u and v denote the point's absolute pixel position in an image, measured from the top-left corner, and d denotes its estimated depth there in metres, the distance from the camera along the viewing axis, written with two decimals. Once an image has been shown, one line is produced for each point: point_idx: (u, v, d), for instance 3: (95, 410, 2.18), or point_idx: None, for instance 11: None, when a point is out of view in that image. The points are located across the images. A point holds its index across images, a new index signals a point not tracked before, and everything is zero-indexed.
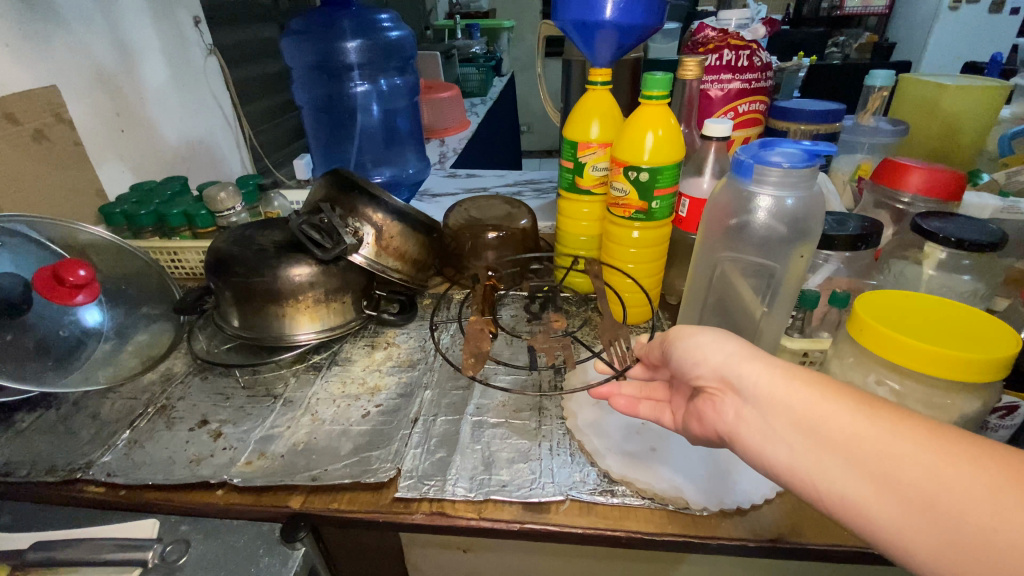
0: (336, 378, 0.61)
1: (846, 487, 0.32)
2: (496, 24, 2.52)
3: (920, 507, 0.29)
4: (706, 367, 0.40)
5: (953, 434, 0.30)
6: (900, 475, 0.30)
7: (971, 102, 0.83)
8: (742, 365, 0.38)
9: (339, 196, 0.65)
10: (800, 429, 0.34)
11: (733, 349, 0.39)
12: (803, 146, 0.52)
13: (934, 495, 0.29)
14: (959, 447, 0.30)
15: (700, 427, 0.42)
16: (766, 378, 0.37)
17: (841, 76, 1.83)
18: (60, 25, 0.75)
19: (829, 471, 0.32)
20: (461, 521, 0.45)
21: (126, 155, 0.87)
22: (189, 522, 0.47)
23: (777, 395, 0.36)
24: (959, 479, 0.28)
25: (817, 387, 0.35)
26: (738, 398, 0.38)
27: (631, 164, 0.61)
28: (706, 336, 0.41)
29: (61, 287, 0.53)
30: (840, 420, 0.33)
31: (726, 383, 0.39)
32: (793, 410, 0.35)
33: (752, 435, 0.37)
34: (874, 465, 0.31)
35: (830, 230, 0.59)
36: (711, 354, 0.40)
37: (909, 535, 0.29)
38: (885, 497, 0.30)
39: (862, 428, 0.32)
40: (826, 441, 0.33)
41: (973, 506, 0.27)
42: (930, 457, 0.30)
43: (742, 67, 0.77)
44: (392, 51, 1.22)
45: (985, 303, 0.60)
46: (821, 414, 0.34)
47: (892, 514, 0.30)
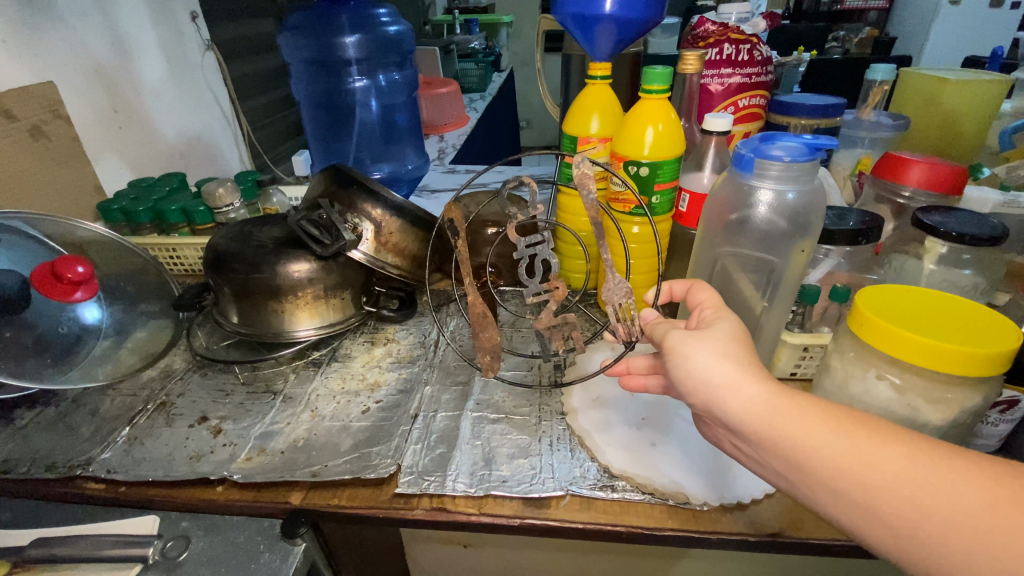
0: (336, 374, 0.61)
1: (837, 512, 0.32)
2: (496, 19, 2.52)
3: (906, 534, 0.30)
4: (693, 398, 0.38)
5: (933, 454, 0.30)
6: (884, 508, 0.30)
7: (972, 95, 0.83)
8: (729, 398, 0.35)
9: (338, 192, 0.65)
10: (788, 462, 0.34)
11: (726, 376, 0.35)
12: (804, 139, 0.52)
13: (918, 524, 0.29)
14: (938, 469, 0.29)
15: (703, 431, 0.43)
16: (750, 415, 0.34)
17: (841, 70, 1.83)
18: (57, 20, 0.74)
19: (820, 499, 0.33)
20: (461, 516, 0.45)
21: (123, 151, 0.87)
22: (189, 518, 0.47)
23: (763, 431, 0.34)
24: (940, 507, 0.29)
25: (801, 415, 0.33)
26: (727, 427, 0.36)
27: (631, 158, 0.61)
28: (687, 363, 0.37)
29: (59, 283, 0.53)
30: (824, 456, 0.32)
31: (714, 415, 0.37)
32: (779, 445, 0.34)
33: (750, 454, 0.37)
34: (859, 497, 0.31)
35: (831, 225, 0.59)
36: (701, 380, 0.36)
37: (898, 554, 0.31)
38: (873, 526, 0.31)
39: (847, 463, 0.31)
40: (813, 475, 0.32)
41: (954, 535, 0.28)
42: (912, 487, 0.30)
43: (742, 61, 0.76)
44: (391, 46, 1.21)
45: (987, 297, 0.60)
46: (805, 449, 0.33)
47: (881, 538, 0.31)
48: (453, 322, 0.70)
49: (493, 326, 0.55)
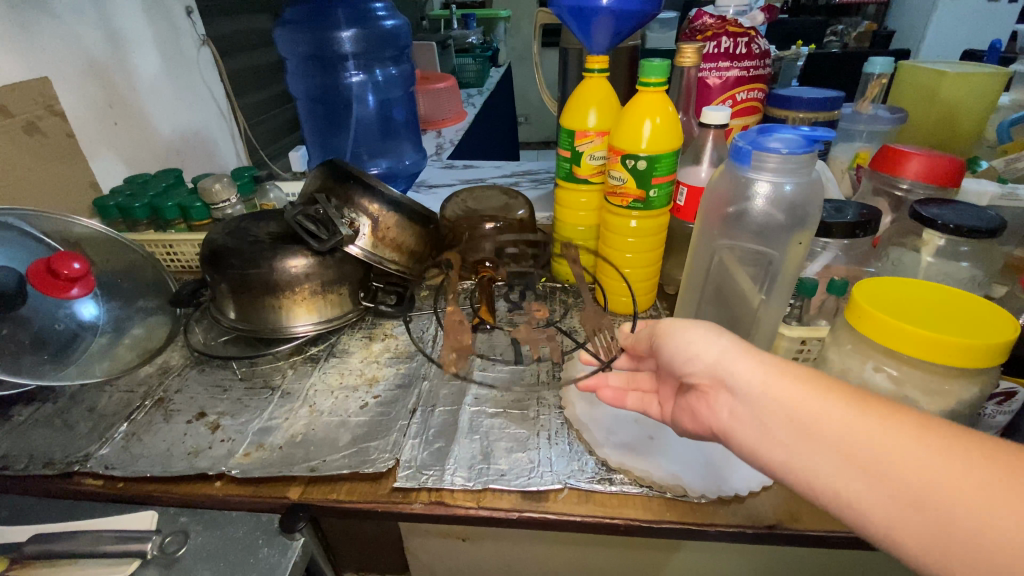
0: (334, 370, 0.61)
1: (837, 480, 0.32)
2: (495, 13, 2.51)
3: (910, 501, 0.30)
4: (702, 365, 0.41)
5: (940, 428, 0.31)
6: (890, 470, 0.31)
7: (970, 88, 0.83)
8: (735, 362, 0.39)
9: (335, 186, 0.64)
10: (794, 428, 0.35)
11: (725, 347, 0.40)
12: (801, 131, 0.51)
13: (923, 489, 0.30)
14: (944, 437, 0.31)
15: (693, 423, 0.43)
16: (756, 377, 0.38)
17: (841, 63, 1.83)
18: (51, 15, 0.74)
19: (821, 467, 0.33)
20: (460, 509, 0.45)
21: (118, 147, 0.86)
22: (188, 513, 0.47)
23: (770, 394, 0.36)
24: (947, 470, 0.29)
25: (809, 381, 0.36)
26: (731, 396, 0.39)
27: (628, 152, 0.60)
28: (699, 334, 0.42)
29: (56, 280, 0.52)
30: (830, 417, 0.34)
31: (721, 381, 0.39)
32: (784, 406, 0.36)
33: (745, 431, 0.37)
34: (865, 460, 0.32)
35: (829, 218, 0.59)
36: (706, 351, 0.41)
37: (899, 528, 0.30)
38: (875, 493, 0.31)
39: (855, 426, 0.33)
40: (819, 438, 0.34)
41: (962, 499, 0.28)
42: (917, 450, 0.31)
43: (740, 54, 0.76)
44: (387, 40, 1.20)
45: (984, 290, 0.60)
46: (814, 413, 0.34)
47: (883, 509, 0.31)
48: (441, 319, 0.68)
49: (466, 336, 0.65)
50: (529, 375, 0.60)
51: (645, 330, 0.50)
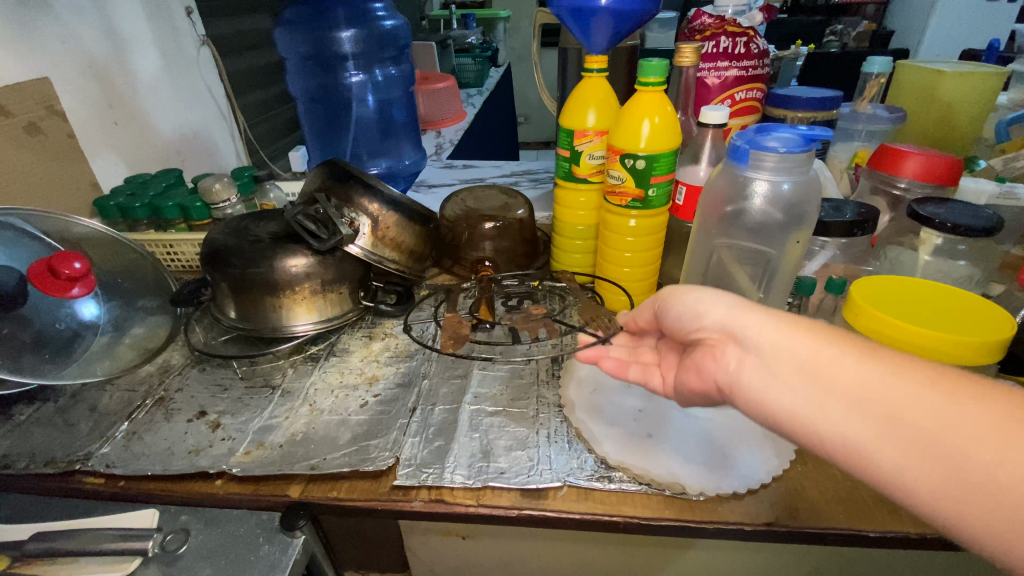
0: (334, 369, 0.61)
1: (850, 429, 0.31)
2: (495, 13, 2.51)
3: (926, 447, 0.29)
4: (709, 320, 0.40)
5: (953, 378, 0.31)
6: (905, 417, 0.30)
7: (968, 88, 0.83)
8: (744, 316, 0.38)
9: (334, 186, 0.65)
10: (807, 376, 0.33)
11: (733, 301, 0.39)
12: (799, 129, 0.51)
13: (939, 436, 0.29)
14: (960, 386, 0.30)
15: (698, 380, 0.40)
16: (767, 328, 0.36)
17: (839, 62, 1.83)
18: (50, 15, 0.74)
19: (832, 416, 0.32)
20: (460, 507, 0.46)
21: (118, 147, 0.86)
22: (189, 511, 0.47)
23: (783, 345, 0.35)
24: (964, 417, 0.29)
25: (820, 333, 0.35)
26: (740, 348, 0.37)
27: (627, 151, 0.60)
28: (706, 291, 0.41)
29: (56, 279, 0.52)
30: (844, 366, 0.33)
31: (728, 334, 0.38)
32: (796, 356, 0.34)
33: (752, 381, 0.35)
34: (880, 408, 0.31)
35: (828, 217, 0.59)
36: (713, 307, 0.40)
37: (911, 477, 0.29)
38: (889, 441, 0.30)
39: (870, 374, 0.32)
40: (832, 386, 0.32)
41: (980, 444, 0.28)
42: (935, 398, 0.30)
43: (738, 54, 0.76)
44: (386, 40, 1.21)
45: (982, 288, 0.61)
46: (827, 361, 0.33)
47: (896, 457, 0.30)
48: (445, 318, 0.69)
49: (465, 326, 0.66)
50: (528, 374, 0.60)
51: (647, 301, 0.49)
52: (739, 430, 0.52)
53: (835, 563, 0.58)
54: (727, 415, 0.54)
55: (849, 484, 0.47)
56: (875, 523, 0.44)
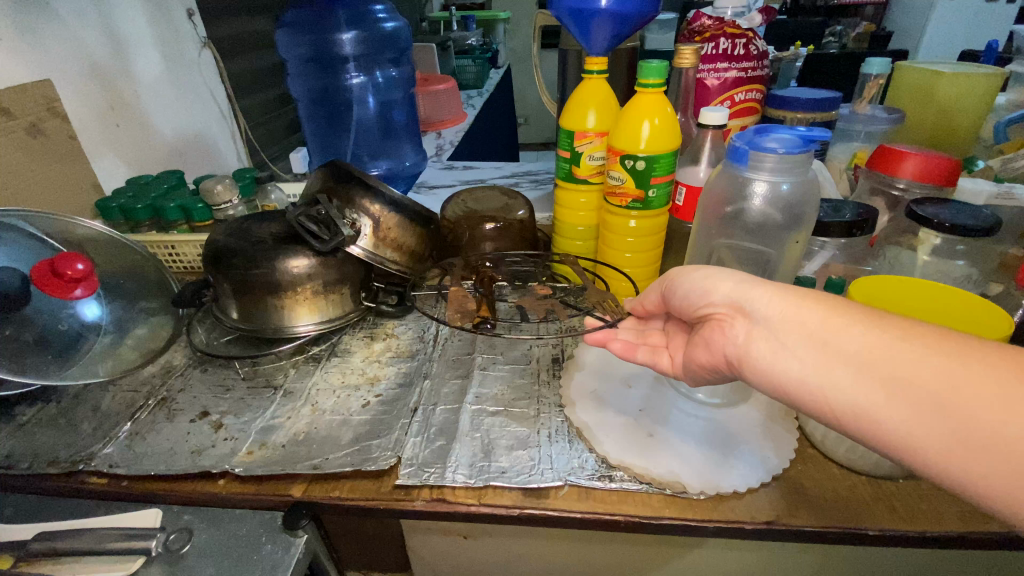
0: (336, 369, 0.61)
1: (857, 393, 0.33)
2: (495, 14, 2.52)
3: (932, 408, 0.31)
4: (718, 295, 0.41)
5: (958, 341, 0.32)
6: (910, 380, 0.32)
7: (965, 88, 0.83)
8: (752, 291, 0.39)
9: (336, 187, 0.65)
10: (815, 345, 0.35)
11: (741, 278, 0.41)
12: (797, 131, 0.52)
13: (943, 396, 0.31)
14: (964, 348, 0.32)
15: (707, 354, 0.42)
16: (774, 302, 0.38)
17: (837, 64, 1.84)
18: (52, 18, 0.74)
19: (839, 381, 0.34)
20: (461, 507, 0.46)
21: (120, 148, 0.86)
22: (192, 511, 0.47)
23: (790, 317, 0.37)
24: (969, 378, 0.30)
25: (826, 303, 0.37)
26: (748, 322, 0.39)
27: (627, 152, 0.61)
28: (714, 270, 0.43)
29: (59, 280, 0.53)
30: (851, 334, 0.35)
31: (737, 308, 0.40)
32: (803, 327, 0.36)
33: (760, 352, 0.38)
34: (888, 372, 0.33)
35: (827, 217, 0.59)
36: (721, 284, 0.42)
37: (918, 436, 0.31)
38: (896, 402, 0.32)
39: (876, 340, 0.34)
40: (839, 353, 0.34)
41: (982, 402, 0.30)
42: (940, 361, 0.31)
43: (737, 55, 0.77)
44: (387, 42, 1.22)
45: (980, 287, 0.61)
46: (834, 331, 0.35)
47: (903, 418, 0.32)
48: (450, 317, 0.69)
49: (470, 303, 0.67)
50: (529, 374, 0.60)
51: (654, 283, 0.50)
52: (739, 430, 0.52)
53: (834, 561, 0.58)
54: (727, 414, 0.55)
55: (849, 483, 0.47)
56: (874, 520, 0.44)
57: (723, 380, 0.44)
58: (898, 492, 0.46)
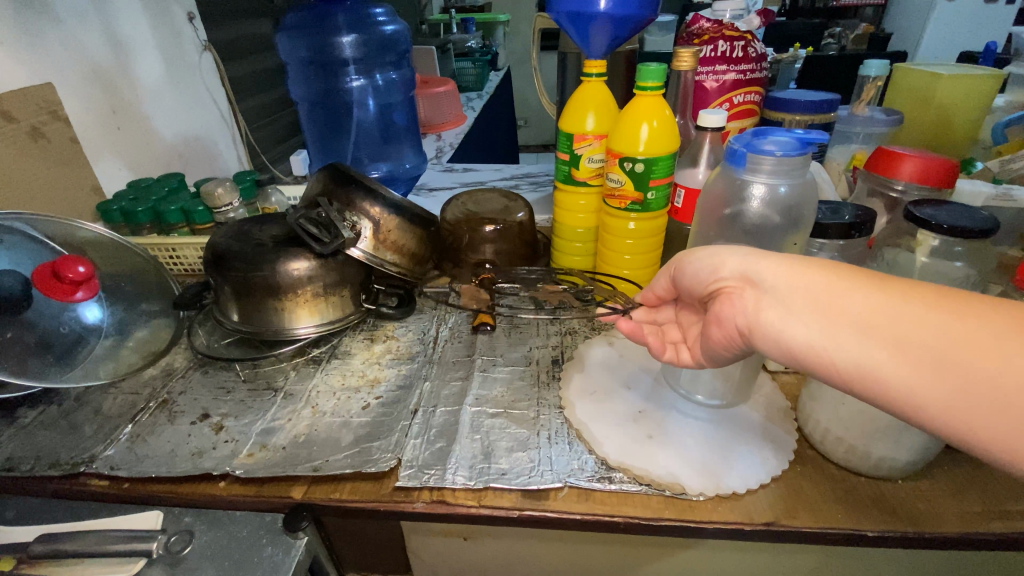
0: (335, 371, 0.61)
1: (861, 354, 0.34)
2: (494, 17, 2.53)
3: (934, 364, 0.31)
4: (725, 269, 0.41)
5: (958, 299, 0.33)
6: (913, 338, 0.32)
7: (964, 90, 0.84)
8: (759, 262, 0.39)
9: (336, 189, 0.65)
10: (819, 310, 0.36)
11: (747, 251, 0.41)
12: (795, 133, 0.52)
13: (944, 353, 0.31)
14: (965, 306, 0.32)
15: (719, 330, 0.42)
16: (781, 272, 0.38)
17: (837, 65, 1.84)
18: (53, 22, 0.74)
19: (843, 343, 0.34)
20: (461, 508, 0.46)
21: (121, 152, 0.87)
22: (193, 513, 0.48)
23: (796, 284, 0.37)
24: (968, 333, 0.31)
25: (830, 270, 0.37)
26: (756, 293, 0.39)
27: (626, 155, 0.61)
28: (720, 245, 0.43)
29: (60, 283, 0.53)
30: (854, 297, 0.35)
31: (746, 280, 0.39)
32: (808, 293, 0.36)
33: (768, 320, 0.37)
34: (890, 332, 0.33)
35: (825, 218, 0.56)
36: (728, 258, 0.41)
37: (920, 392, 0.32)
38: (899, 360, 0.32)
39: (879, 302, 0.34)
40: (844, 316, 0.35)
41: (983, 355, 0.30)
42: (941, 319, 0.32)
43: (736, 58, 0.77)
44: (387, 45, 1.21)
45: (979, 288, 0.61)
46: (840, 296, 0.35)
47: (906, 376, 0.32)
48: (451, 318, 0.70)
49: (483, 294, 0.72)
50: (529, 376, 0.60)
51: (663, 269, 0.50)
52: (740, 430, 0.53)
53: (833, 563, 0.58)
54: (727, 414, 0.55)
55: (847, 483, 0.47)
56: (876, 522, 0.44)
57: (736, 355, 0.43)
58: (897, 494, 0.46)
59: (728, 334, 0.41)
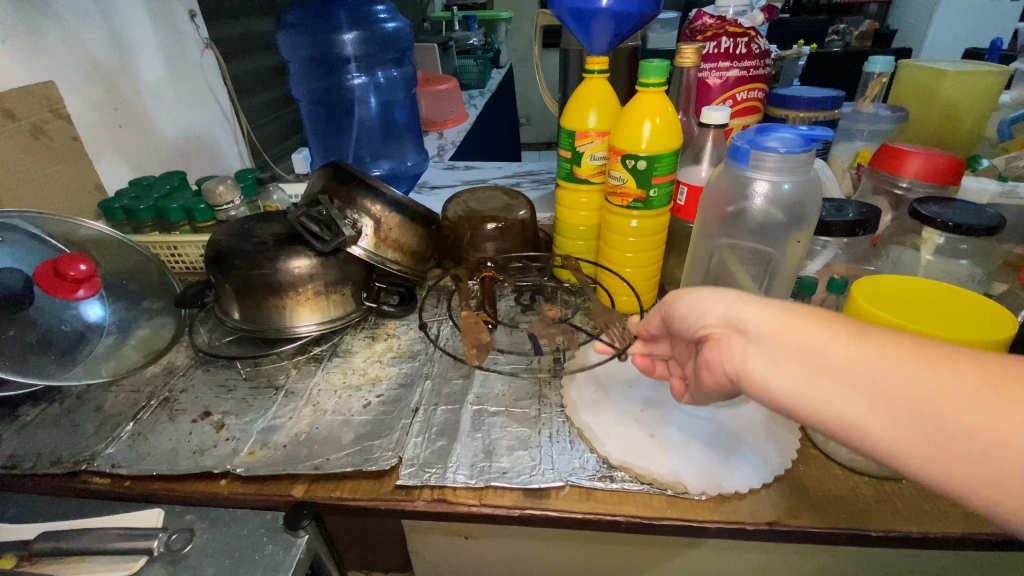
0: (337, 369, 0.61)
1: (845, 406, 0.33)
2: (496, 14, 2.50)
3: (913, 416, 0.30)
4: (712, 316, 0.40)
5: (934, 348, 0.31)
6: (890, 389, 0.31)
7: (971, 86, 0.83)
8: (745, 309, 0.38)
9: (338, 187, 0.65)
10: (801, 360, 0.35)
11: (733, 297, 0.40)
12: (799, 130, 0.52)
13: (922, 405, 0.30)
14: (939, 355, 0.31)
15: (709, 375, 0.41)
16: (767, 318, 0.37)
17: (841, 62, 1.83)
18: (54, 20, 0.74)
19: (826, 394, 0.33)
20: (461, 507, 0.46)
21: (123, 150, 0.87)
22: (194, 511, 0.48)
23: (782, 334, 0.36)
24: (944, 384, 0.30)
25: (812, 317, 0.36)
26: (744, 342, 0.38)
27: (629, 151, 0.61)
28: (707, 289, 0.42)
29: (62, 282, 0.53)
30: (834, 347, 0.34)
31: (732, 326, 0.39)
32: (793, 341, 0.35)
33: (756, 371, 0.37)
34: (870, 383, 0.32)
35: (829, 216, 0.59)
36: (714, 304, 0.40)
37: (903, 445, 0.31)
38: (881, 413, 0.31)
39: (856, 352, 0.33)
40: (825, 367, 0.34)
41: (959, 407, 0.29)
42: (917, 369, 0.31)
43: (740, 54, 0.76)
44: (387, 43, 1.21)
45: (983, 287, 0.61)
46: (819, 345, 0.34)
47: (888, 428, 0.31)
48: (446, 323, 0.69)
49: (484, 331, 0.63)
50: (529, 372, 0.60)
51: (655, 307, 0.49)
52: (741, 433, 0.52)
53: (836, 562, 0.58)
54: (727, 415, 0.54)
55: (851, 483, 0.47)
56: (876, 522, 0.44)
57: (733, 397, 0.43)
58: (900, 493, 0.46)
59: (717, 378, 0.40)
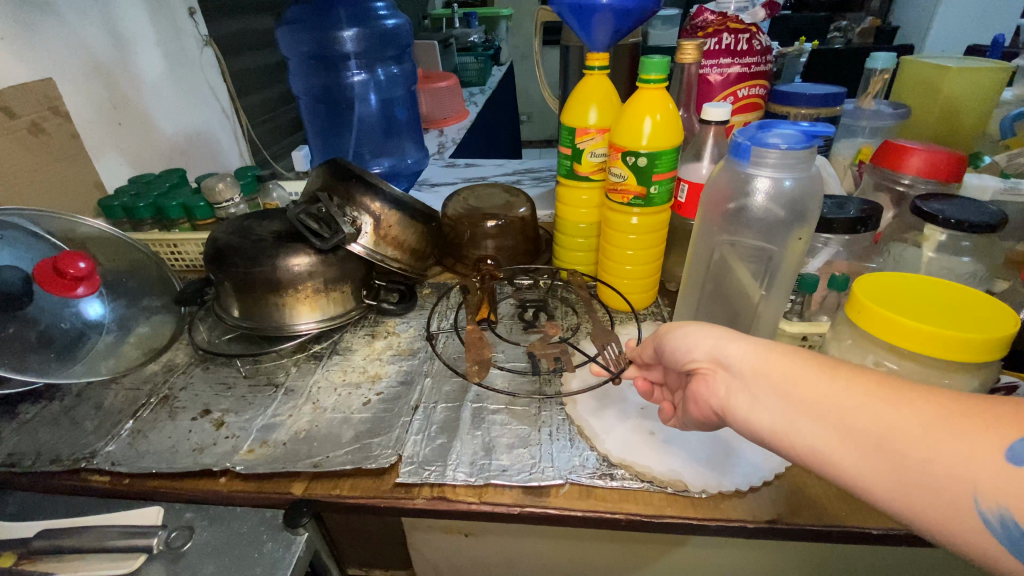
0: (336, 367, 0.61)
1: (817, 440, 0.33)
2: (495, 11, 2.48)
3: (878, 450, 0.30)
4: (698, 351, 0.41)
5: (894, 385, 0.32)
6: (853, 424, 0.31)
7: (973, 84, 0.82)
8: (730, 345, 0.39)
9: (337, 185, 0.65)
10: (777, 395, 0.35)
11: (718, 333, 0.40)
12: (800, 126, 0.52)
13: (883, 439, 0.30)
14: (897, 391, 0.31)
15: (697, 408, 0.41)
16: (750, 354, 0.37)
17: (842, 58, 1.83)
18: (52, 16, 0.74)
19: (800, 428, 0.33)
20: (461, 505, 0.46)
21: (122, 147, 0.87)
22: (194, 509, 0.47)
23: (761, 370, 0.36)
24: (901, 418, 0.30)
25: (788, 354, 0.37)
26: (727, 378, 0.38)
27: (630, 148, 0.60)
28: (695, 323, 0.42)
29: (62, 279, 0.53)
30: (806, 382, 0.34)
31: (717, 362, 0.39)
32: (770, 378, 0.36)
33: (738, 406, 0.37)
34: (837, 418, 0.32)
35: (830, 213, 0.59)
36: (700, 338, 0.41)
37: (870, 480, 0.30)
38: (847, 448, 0.31)
39: (823, 388, 0.33)
40: (797, 403, 0.34)
41: (915, 441, 0.29)
42: (878, 405, 0.31)
43: (741, 50, 0.76)
44: (388, 40, 1.21)
45: (985, 284, 0.61)
46: (792, 382, 0.35)
47: (855, 462, 0.31)
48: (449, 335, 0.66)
49: (487, 348, 0.61)
50: (529, 369, 0.60)
51: (647, 337, 0.49)
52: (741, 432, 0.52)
53: (837, 559, 0.58)
54: None
55: None
56: (877, 520, 0.43)
57: (718, 430, 0.43)
58: None
59: (703, 413, 0.41)
